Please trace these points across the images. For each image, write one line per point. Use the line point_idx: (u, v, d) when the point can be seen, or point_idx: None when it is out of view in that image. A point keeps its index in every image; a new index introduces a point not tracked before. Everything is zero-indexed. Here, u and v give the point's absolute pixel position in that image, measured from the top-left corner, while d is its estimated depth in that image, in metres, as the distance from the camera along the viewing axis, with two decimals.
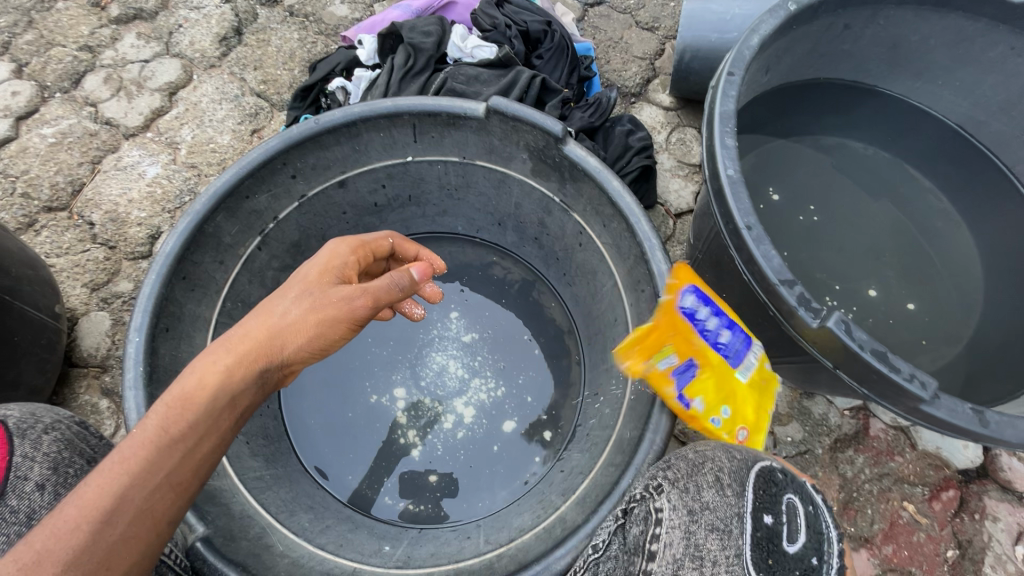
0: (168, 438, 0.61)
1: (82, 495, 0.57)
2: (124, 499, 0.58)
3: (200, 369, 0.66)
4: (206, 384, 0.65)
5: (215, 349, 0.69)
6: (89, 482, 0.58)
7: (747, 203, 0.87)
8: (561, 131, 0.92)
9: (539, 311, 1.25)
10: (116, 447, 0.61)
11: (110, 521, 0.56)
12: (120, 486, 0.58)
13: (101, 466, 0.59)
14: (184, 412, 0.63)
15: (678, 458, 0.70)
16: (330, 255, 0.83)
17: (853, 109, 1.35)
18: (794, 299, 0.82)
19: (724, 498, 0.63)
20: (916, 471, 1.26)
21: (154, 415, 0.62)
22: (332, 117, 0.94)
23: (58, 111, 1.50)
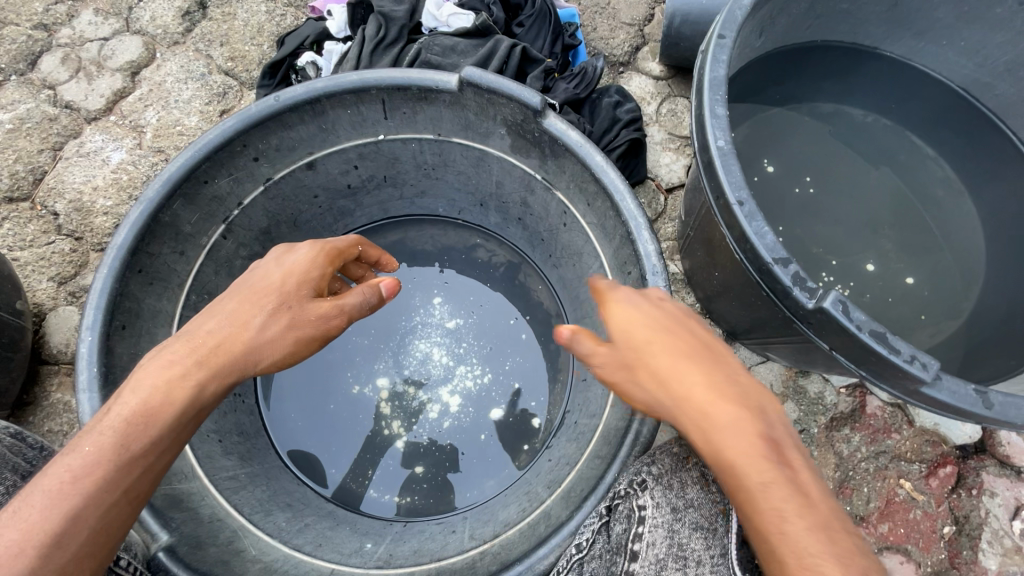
0: (126, 454, 0.58)
1: (28, 516, 0.53)
2: (78, 520, 0.54)
3: (159, 380, 0.62)
4: (173, 399, 0.61)
5: (175, 357, 0.64)
6: (37, 502, 0.54)
7: (739, 176, 0.82)
8: (540, 103, 0.86)
9: (526, 294, 1.21)
10: (62, 460, 0.56)
11: (58, 543, 0.53)
12: (71, 506, 0.54)
13: (47, 481, 0.55)
14: (142, 425, 0.59)
15: (663, 453, 0.72)
16: (301, 263, 0.76)
17: (851, 74, 1.29)
18: (789, 278, 0.77)
19: (710, 496, 0.69)
20: (913, 448, 1.24)
21: (107, 428, 0.58)
22: (294, 94, 0.87)
23: (15, 95, 1.41)
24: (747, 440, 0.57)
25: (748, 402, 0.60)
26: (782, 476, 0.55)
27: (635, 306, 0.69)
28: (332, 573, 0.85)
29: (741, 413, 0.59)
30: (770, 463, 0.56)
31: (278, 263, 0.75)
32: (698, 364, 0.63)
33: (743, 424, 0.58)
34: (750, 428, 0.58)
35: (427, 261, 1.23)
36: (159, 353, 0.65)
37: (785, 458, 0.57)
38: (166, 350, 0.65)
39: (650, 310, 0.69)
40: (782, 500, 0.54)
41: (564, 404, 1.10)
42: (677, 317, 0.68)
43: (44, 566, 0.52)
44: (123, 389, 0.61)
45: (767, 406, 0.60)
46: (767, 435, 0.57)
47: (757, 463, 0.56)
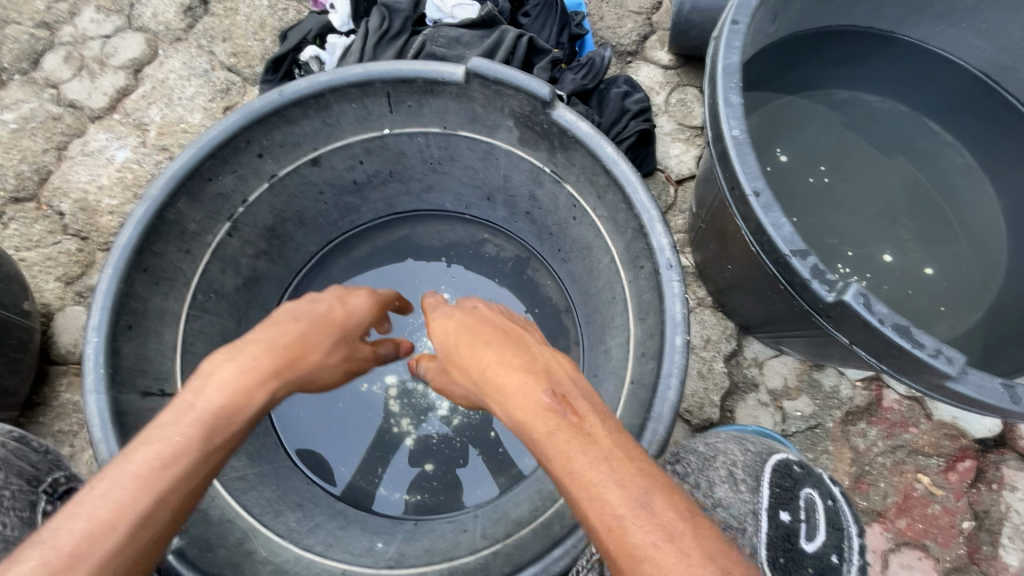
0: (214, 443, 0.59)
1: (116, 495, 0.52)
2: (165, 502, 0.54)
3: (239, 378, 0.66)
4: (254, 400, 0.65)
5: (257, 358, 0.69)
6: (125, 481, 0.53)
7: (754, 166, 0.79)
8: (548, 93, 0.83)
9: (535, 290, 1.19)
10: (145, 445, 0.56)
11: (146, 523, 0.52)
12: (164, 487, 0.54)
13: (138, 461, 0.54)
14: (227, 417, 0.62)
15: (689, 451, 0.80)
16: (356, 308, 0.90)
17: (866, 59, 1.26)
18: (807, 271, 0.75)
19: (738, 494, 0.74)
20: (932, 442, 1.21)
21: (193, 420, 0.60)
22: (297, 88, 0.85)
23: (18, 94, 1.40)
24: (529, 398, 0.61)
25: (534, 368, 0.65)
26: (568, 421, 0.58)
27: (448, 320, 0.83)
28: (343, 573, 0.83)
29: (529, 378, 0.64)
30: (553, 415, 0.58)
31: (342, 302, 0.88)
32: (497, 349, 0.70)
33: (530, 387, 0.62)
34: (534, 390, 0.62)
35: (434, 257, 1.22)
36: (229, 354, 0.69)
37: (572, 409, 0.59)
38: (243, 350, 0.70)
39: (462, 320, 0.81)
40: (571, 445, 0.55)
41: None
42: (489, 320, 0.79)
43: (134, 544, 0.51)
44: (200, 384, 0.64)
45: (556, 370, 0.66)
46: (551, 388, 0.62)
47: (539, 416, 0.59)
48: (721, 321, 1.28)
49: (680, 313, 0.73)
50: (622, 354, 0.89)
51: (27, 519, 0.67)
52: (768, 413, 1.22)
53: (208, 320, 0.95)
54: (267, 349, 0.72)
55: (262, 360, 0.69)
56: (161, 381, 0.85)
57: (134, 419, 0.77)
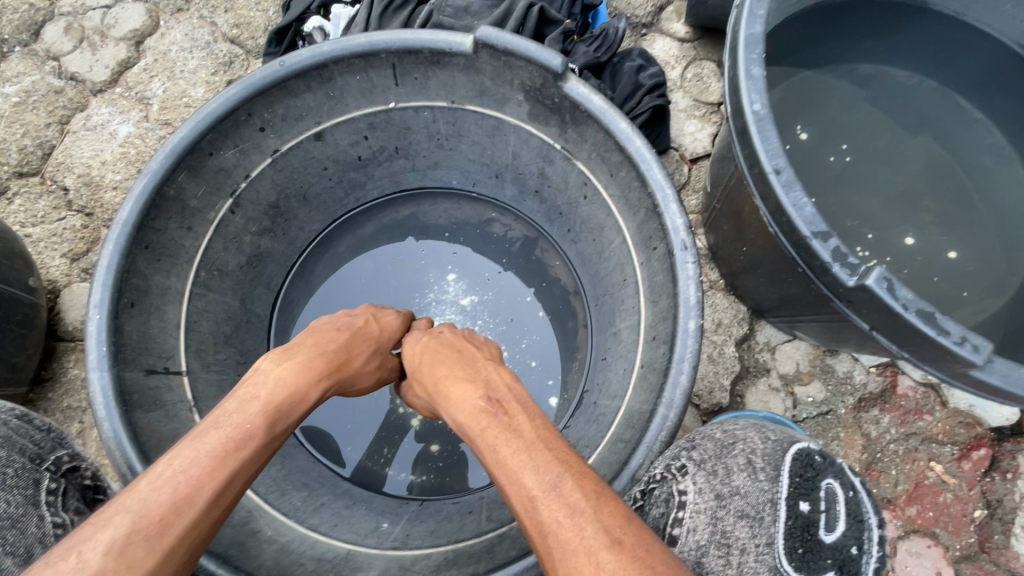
0: (274, 434, 0.65)
1: (193, 472, 0.57)
2: (232, 483, 0.59)
3: (296, 375, 0.71)
4: (308, 396, 0.71)
5: (311, 359, 0.75)
6: (201, 461, 0.58)
7: (776, 143, 0.76)
8: (561, 65, 0.80)
9: (542, 272, 1.17)
10: (217, 430, 0.61)
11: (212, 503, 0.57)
12: (233, 469, 0.59)
13: (210, 446, 0.60)
14: (282, 412, 0.67)
15: (704, 437, 0.80)
16: (389, 328, 0.91)
17: (896, 30, 1.20)
18: (828, 254, 0.72)
19: (757, 483, 0.73)
20: (946, 430, 1.19)
21: (260, 409, 0.66)
22: (300, 59, 0.82)
23: (19, 67, 1.38)
24: (468, 402, 0.68)
25: (477, 377, 0.72)
26: (497, 418, 0.64)
27: (417, 343, 0.88)
28: (349, 554, 0.84)
29: (473, 386, 0.71)
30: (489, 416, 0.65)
31: (374, 318, 0.90)
32: (448, 364, 0.78)
33: (473, 392, 0.69)
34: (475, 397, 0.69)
35: (439, 236, 1.20)
36: (284, 354, 0.75)
37: (505, 410, 0.66)
38: (297, 352, 0.76)
39: (428, 339, 0.87)
40: (499, 439, 0.62)
41: (582, 382, 1.08)
42: (452, 339, 0.86)
43: (204, 519, 0.56)
44: (261, 380, 0.69)
45: (497, 378, 0.72)
46: (485, 393, 0.68)
47: (473, 418, 0.66)
48: (733, 304, 1.26)
49: (694, 296, 0.71)
50: (633, 337, 0.87)
51: (31, 497, 0.67)
52: (779, 398, 1.20)
53: (213, 298, 0.94)
54: (311, 352, 0.77)
55: (314, 363, 0.75)
56: (165, 359, 0.84)
57: (139, 397, 0.76)
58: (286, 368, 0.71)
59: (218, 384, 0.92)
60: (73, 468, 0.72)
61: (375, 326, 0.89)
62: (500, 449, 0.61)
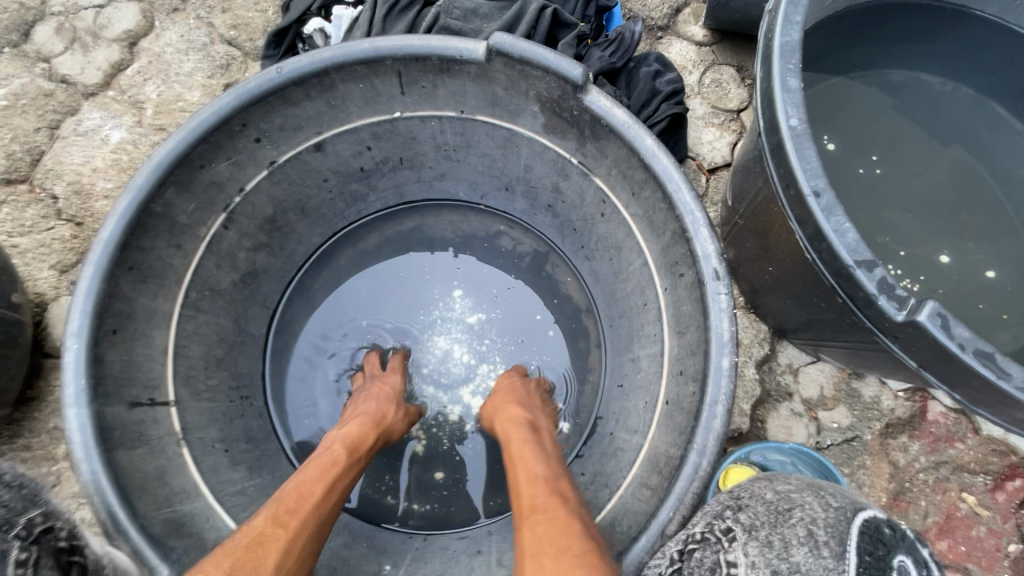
0: (355, 459, 0.79)
1: (302, 488, 0.73)
2: (328, 497, 0.74)
3: (368, 414, 0.86)
4: (381, 427, 0.85)
5: (373, 402, 0.88)
6: (304, 482, 0.73)
7: (815, 162, 0.69)
8: (581, 76, 0.73)
9: (553, 289, 1.11)
10: (314, 460, 0.77)
11: (320, 509, 0.72)
12: (330, 483, 0.75)
13: (311, 466, 0.76)
14: (358, 443, 0.80)
15: (755, 500, 0.57)
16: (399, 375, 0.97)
17: (930, 37, 1.13)
18: (874, 285, 0.65)
19: (819, 559, 0.46)
20: (978, 458, 1.13)
21: (342, 439, 0.80)
22: (298, 65, 0.76)
23: (8, 69, 1.32)
24: (513, 427, 0.83)
25: (526, 409, 0.87)
26: (535, 445, 0.80)
27: (507, 380, 0.96)
28: None
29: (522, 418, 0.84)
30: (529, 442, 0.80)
31: (383, 379, 0.95)
32: (502, 394, 0.92)
33: (520, 425, 0.83)
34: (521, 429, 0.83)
35: (444, 249, 1.13)
36: (355, 406, 0.90)
37: (540, 440, 0.82)
38: (368, 395, 0.91)
39: (505, 381, 0.96)
40: (529, 457, 0.77)
41: (597, 408, 1.02)
42: (528, 386, 0.95)
43: (315, 521, 0.71)
44: (344, 423, 0.85)
45: (541, 420, 0.87)
46: (530, 421, 0.84)
47: (518, 435, 0.81)
48: (753, 323, 1.20)
49: (728, 331, 0.65)
50: (655, 367, 0.81)
51: None
52: (803, 424, 1.14)
53: (204, 320, 0.87)
54: (381, 390, 0.92)
55: (382, 400, 0.89)
56: (151, 390, 0.78)
57: (121, 433, 0.72)
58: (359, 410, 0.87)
59: (210, 413, 0.86)
60: (48, 530, 0.51)
61: (393, 381, 0.95)
62: (526, 468, 0.76)
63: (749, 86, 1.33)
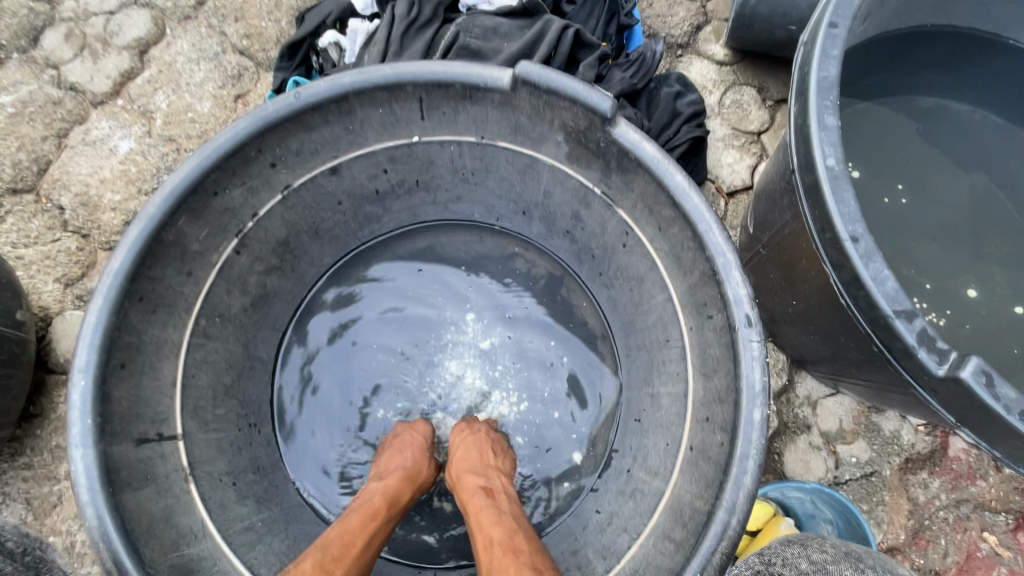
0: (392, 514, 0.79)
1: (342, 542, 0.72)
2: (365, 552, 0.73)
3: (407, 466, 0.85)
4: (416, 482, 0.84)
5: (409, 453, 0.87)
6: (344, 536, 0.73)
7: (853, 205, 0.67)
8: (609, 108, 0.72)
9: (566, 313, 1.06)
10: (353, 512, 0.77)
11: (360, 563, 0.72)
12: (370, 534, 0.74)
13: (351, 516, 0.76)
14: (397, 495, 0.81)
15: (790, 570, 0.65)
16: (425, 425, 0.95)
17: (960, 65, 1.11)
18: (913, 336, 0.63)
19: None
20: (1000, 496, 1.10)
21: (381, 493, 0.80)
22: (317, 90, 0.74)
23: (16, 75, 1.29)
24: (469, 496, 0.80)
25: (482, 467, 0.84)
26: (490, 506, 0.78)
27: (457, 434, 0.92)
28: None
29: (473, 479, 0.82)
30: (486, 502, 0.78)
31: (412, 428, 0.93)
32: (457, 451, 0.87)
33: (472, 487, 0.80)
34: (474, 492, 0.80)
35: (456, 270, 1.08)
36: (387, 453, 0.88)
37: (497, 499, 0.79)
38: (400, 442, 0.89)
39: (464, 431, 0.91)
40: (487, 519, 0.75)
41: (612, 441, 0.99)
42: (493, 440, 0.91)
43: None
44: (381, 473, 0.84)
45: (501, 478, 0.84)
46: (486, 483, 0.81)
47: (473, 500, 0.79)
48: (772, 352, 1.17)
49: (759, 381, 0.63)
50: (678, 407, 0.78)
51: None
52: (821, 457, 1.11)
53: (213, 347, 0.85)
54: (412, 436, 0.90)
55: (417, 447, 0.88)
56: (159, 424, 0.77)
57: (128, 474, 0.71)
58: (397, 460, 0.85)
59: (218, 444, 0.84)
60: None
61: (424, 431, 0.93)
62: (487, 529, 0.74)
63: (771, 107, 1.30)
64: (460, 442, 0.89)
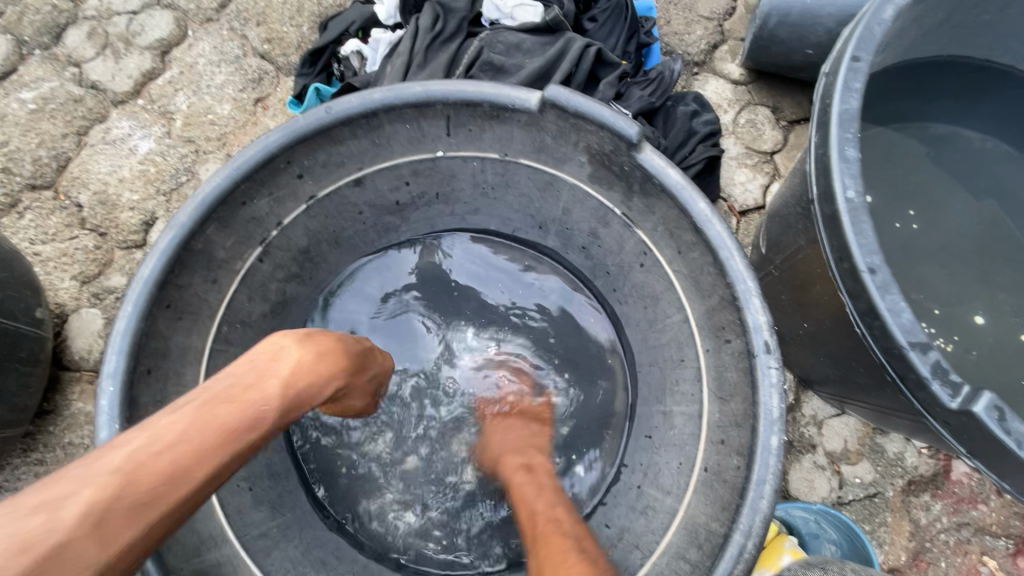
0: (217, 436, 0.59)
1: (139, 453, 0.55)
2: (165, 470, 0.55)
3: (270, 375, 0.66)
4: (257, 395, 0.64)
5: (291, 360, 0.69)
6: (142, 440, 0.56)
7: (871, 237, 0.68)
8: (637, 134, 0.73)
9: (577, 327, 1.06)
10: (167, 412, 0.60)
11: (143, 481, 0.54)
12: (183, 443, 0.57)
13: (170, 416, 0.59)
14: (228, 398, 0.62)
15: None
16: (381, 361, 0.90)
17: (973, 95, 1.13)
18: (927, 369, 0.64)
19: None
20: (1000, 521, 1.12)
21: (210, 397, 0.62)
22: (347, 105, 0.75)
23: (38, 72, 1.30)
24: (527, 482, 0.83)
25: (546, 467, 0.87)
26: (544, 493, 0.81)
27: (530, 427, 0.94)
28: None
29: (546, 474, 0.85)
30: (548, 494, 0.81)
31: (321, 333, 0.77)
32: (494, 434, 0.94)
33: (545, 483, 0.83)
34: (543, 484, 0.83)
35: (473, 282, 1.08)
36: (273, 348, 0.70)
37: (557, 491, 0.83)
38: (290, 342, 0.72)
39: (535, 426, 0.94)
40: (551, 509, 0.78)
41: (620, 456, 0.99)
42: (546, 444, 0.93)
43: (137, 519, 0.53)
44: (240, 371, 0.66)
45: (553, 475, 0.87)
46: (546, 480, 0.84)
47: (533, 490, 0.82)
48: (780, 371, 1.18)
49: (776, 408, 0.64)
50: (691, 428, 0.80)
51: None
52: (825, 477, 1.13)
53: (233, 353, 0.86)
54: (296, 355, 0.69)
55: (311, 364, 0.70)
56: None
57: None
58: (253, 361, 0.67)
59: None
60: None
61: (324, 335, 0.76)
62: (556, 518, 0.76)
63: (785, 128, 1.32)
64: (538, 440, 0.92)
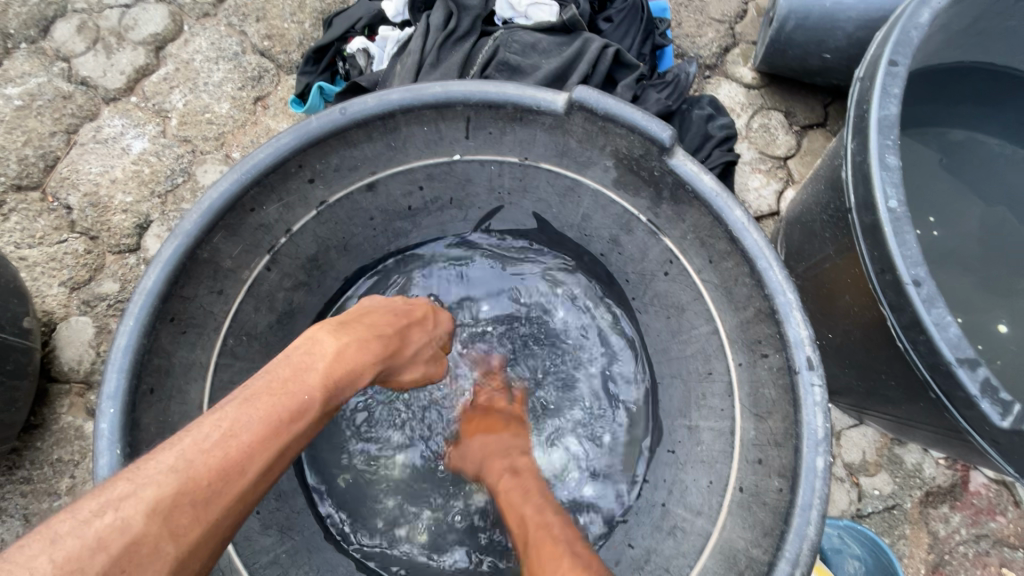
0: (292, 421, 0.57)
1: (211, 440, 0.53)
2: (245, 458, 0.53)
3: (345, 353, 0.65)
4: (327, 373, 0.62)
5: (364, 340, 0.68)
6: (211, 429, 0.53)
7: (916, 248, 0.66)
8: (669, 139, 0.70)
9: (593, 336, 1.01)
10: (232, 395, 0.57)
11: (222, 470, 0.51)
12: (260, 434, 0.55)
13: (236, 402, 0.56)
14: (299, 379, 0.60)
15: None
16: (444, 329, 0.86)
17: (990, 102, 1.12)
18: (977, 386, 0.62)
19: None
20: (1018, 532, 1.10)
21: (278, 378, 0.59)
22: (364, 106, 0.71)
23: (24, 67, 1.24)
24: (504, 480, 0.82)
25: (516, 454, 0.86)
26: (518, 486, 0.81)
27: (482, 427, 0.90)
28: None
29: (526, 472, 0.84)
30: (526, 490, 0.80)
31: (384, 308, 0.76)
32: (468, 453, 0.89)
33: (524, 480, 0.82)
34: (524, 483, 0.82)
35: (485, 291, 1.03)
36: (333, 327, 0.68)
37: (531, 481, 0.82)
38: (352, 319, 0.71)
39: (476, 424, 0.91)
40: (532, 508, 0.78)
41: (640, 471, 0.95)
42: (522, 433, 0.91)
43: (224, 504, 0.51)
44: (314, 351, 0.63)
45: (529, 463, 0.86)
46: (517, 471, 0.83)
47: (512, 493, 0.80)
48: None
49: (822, 427, 0.62)
50: (722, 444, 0.77)
51: None
52: (844, 489, 1.11)
53: (238, 368, 0.82)
54: (363, 335, 0.68)
55: (372, 345, 0.68)
56: None
57: None
58: (313, 343, 0.64)
59: None
60: None
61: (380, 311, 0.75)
62: (536, 518, 0.76)
63: (798, 133, 1.30)
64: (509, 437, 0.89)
